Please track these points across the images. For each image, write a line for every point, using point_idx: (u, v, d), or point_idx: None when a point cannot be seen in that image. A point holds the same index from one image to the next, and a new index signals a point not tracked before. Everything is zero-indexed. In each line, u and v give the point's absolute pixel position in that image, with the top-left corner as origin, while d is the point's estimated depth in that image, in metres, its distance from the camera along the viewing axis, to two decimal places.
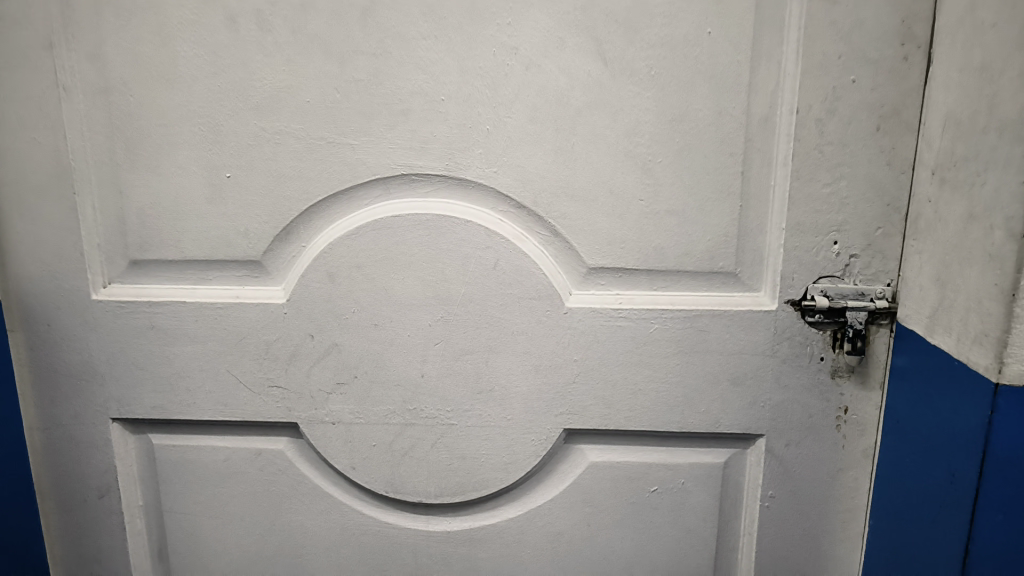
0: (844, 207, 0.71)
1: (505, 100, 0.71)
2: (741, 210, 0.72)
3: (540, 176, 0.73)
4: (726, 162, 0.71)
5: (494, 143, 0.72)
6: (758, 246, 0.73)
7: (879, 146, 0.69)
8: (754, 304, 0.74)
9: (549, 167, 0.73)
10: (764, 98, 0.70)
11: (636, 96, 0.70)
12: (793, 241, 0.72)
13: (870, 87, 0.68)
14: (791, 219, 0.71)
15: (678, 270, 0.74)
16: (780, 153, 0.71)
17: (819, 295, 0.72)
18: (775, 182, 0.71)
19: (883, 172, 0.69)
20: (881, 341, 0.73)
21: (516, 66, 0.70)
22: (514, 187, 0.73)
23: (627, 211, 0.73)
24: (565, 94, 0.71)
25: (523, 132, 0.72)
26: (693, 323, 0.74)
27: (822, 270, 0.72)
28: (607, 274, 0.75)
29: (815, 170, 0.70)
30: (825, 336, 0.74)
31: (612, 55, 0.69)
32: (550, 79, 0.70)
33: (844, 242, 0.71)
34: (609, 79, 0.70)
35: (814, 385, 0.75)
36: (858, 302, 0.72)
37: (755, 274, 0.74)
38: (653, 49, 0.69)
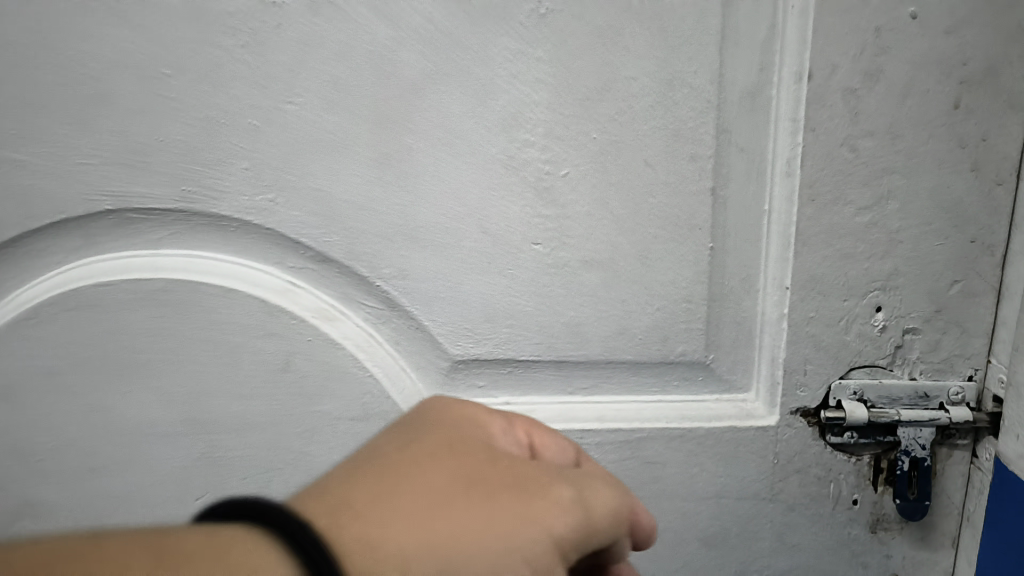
0: (894, 249, 0.40)
1: (281, 71, 0.39)
2: (713, 258, 0.41)
3: (357, 207, 0.41)
4: (685, 173, 0.40)
5: (269, 149, 0.40)
6: (744, 317, 0.42)
7: (958, 138, 0.38)
8: (739, 415, 0.43)
9: (371, 189, 0.41)
10: (749, 55, 0.38)
11: (517, 56, 0.38)
12: (805, 309, 0.41)
13: (945, 29, 0.36)
14: (803, 271, 0.40)
15: (608, 360, 0.43)
16: (780, 155, 0.39)
17: (853, 400, 0.42)
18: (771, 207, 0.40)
19: (966, 184, 0.38)
20: (956, 472, 0.43)
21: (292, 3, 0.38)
22: (310, 227, 0.41)
23: (515, 264, 0.41)
24: (388, 57, 0.39)
25: (318, 129, 0.40)
26: (639, 453, 0.43)
27: (856, 358, 0.42)
28: (488, 370, 0.44)
29: (842, 184, 0.39)
30: (862, 467, 0.43)
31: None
32: (359, 30, 0.38)
33: (895, 309, 0.41)
34: (468, 26, 0.38)
35: (841, 543, 0.45)
36: (920, 412, 0.41)
37: (739, 363, 0.43)
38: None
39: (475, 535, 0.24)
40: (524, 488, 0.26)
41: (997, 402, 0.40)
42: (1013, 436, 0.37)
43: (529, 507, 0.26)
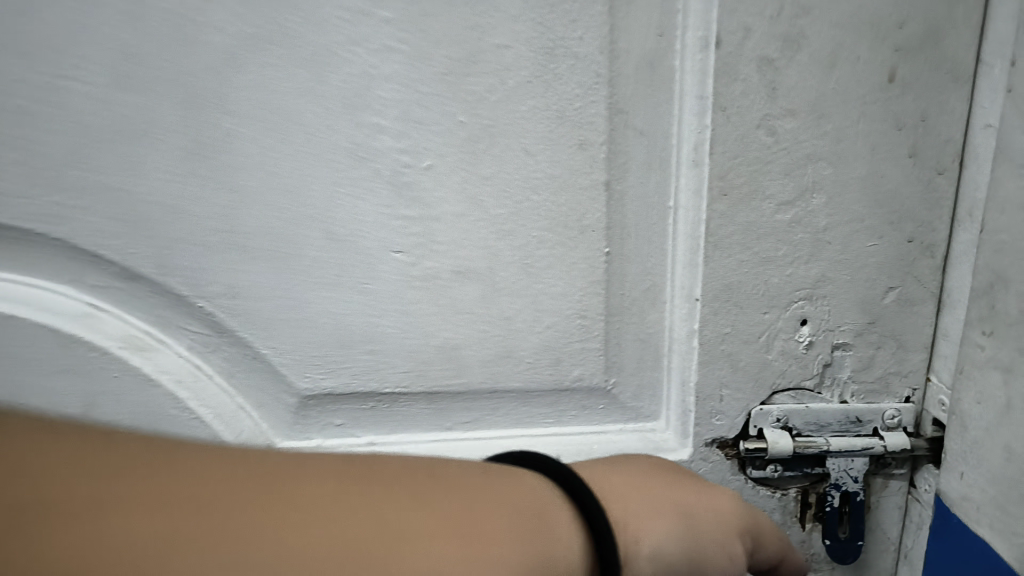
0: (822, 252, 0.33)
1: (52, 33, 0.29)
2: (611, 265, 0.34)
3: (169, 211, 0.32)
4: (573, 163, 0.32)
5: (45, 139, 0.30)
6: (649, 334, 0.36)
7: (892, 118, 0.32)
8: (646, 449, 0.37)
9: (186, 190, 0.32)
10: (645, 17, 0.31)
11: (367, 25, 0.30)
12: (720, 325, 0.34)
13: None
14: (716, 280, 0.33)
15: (491, 390, 0.36)
16: (687, 140, 0.32)
17: (777, 428, 0.36)
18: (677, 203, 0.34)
19: (902, 174, 0.32)
20: (892, 504, 0.37)
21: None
22: (103, 235, 0.32)
23: (372, 279, 0.33)
24: (194, 17, 0.29)
25: (109, 112, 0.30)
26: None
27: (779, 379, 0.35)
28: (347, 406, 0.36)
29: (760, 176, 0.32)
30: (789, 503, 0.37)
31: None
32: None
33: (822, 323, 0.34)
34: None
35: None
36: (852, 440, 0.36)
37: (645, 387, 0.37)
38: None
39: (654, 512, 0.26)
40: (684, 483, 0.29)
41: (936, 428, 0.35)
42: (958, 474, 0.31)
43: (686, 483, 0.29)
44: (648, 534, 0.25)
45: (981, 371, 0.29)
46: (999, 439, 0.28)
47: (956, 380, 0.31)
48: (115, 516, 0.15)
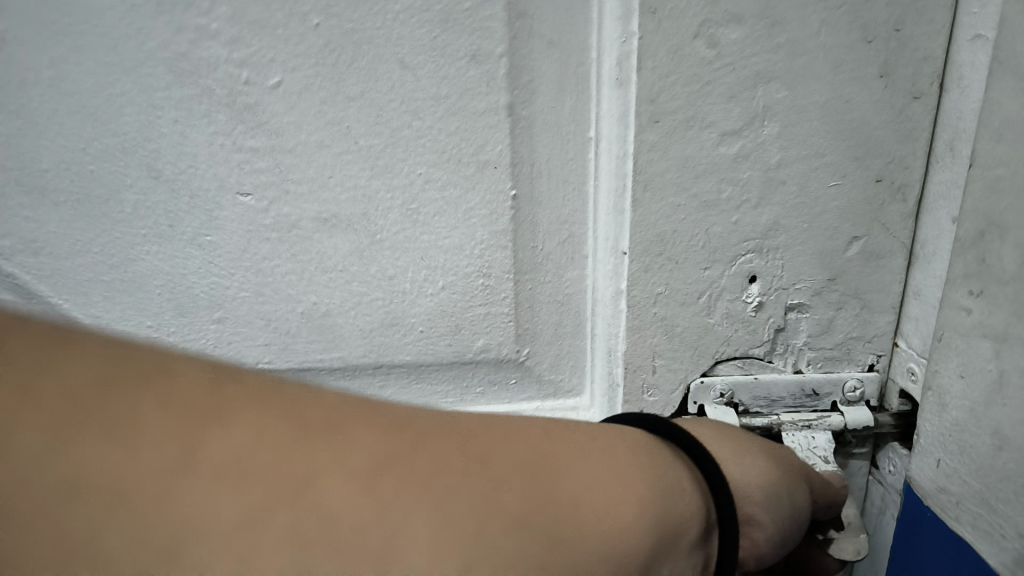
0: (774, 193, 0.27)
1: None
2: (519, 211, 0.28)
3: None
4: (464, 81, 0.26)
5: None
6: (566, 295, 0.30)
7: (861, 27, 0.25)
8: None
9: None
10: None
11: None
12: (651, 284, 0.28)
13: None
14: (645, 229, 0.27)
15: (375, 365, 0.30)
16: (609, 52, 0.26)
17: (721, 405, 0.30)
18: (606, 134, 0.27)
19: (871, 98, 0.26)
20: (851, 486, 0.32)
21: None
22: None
23: (214, 229, 0.27)
24: None
25: None
26: None
27: (723, 348, 0.30)
28: None
29: (698, 99, 0.26)
30: None
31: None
32: None
33: (774, 280, 0.29)
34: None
35: None
36: (807, 416, 0.30)
37: (564, 357, 0.31)
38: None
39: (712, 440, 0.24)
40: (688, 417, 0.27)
41: (905, 400, 0.30)
42: (934, 461, 0.26)
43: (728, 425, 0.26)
44: (735, 466, 0.23)
45: (964, 339, 0.24)
46: (987, 422, 0.23)
47: (931, 350, 0.26)
48: (323, 450, 0.14)
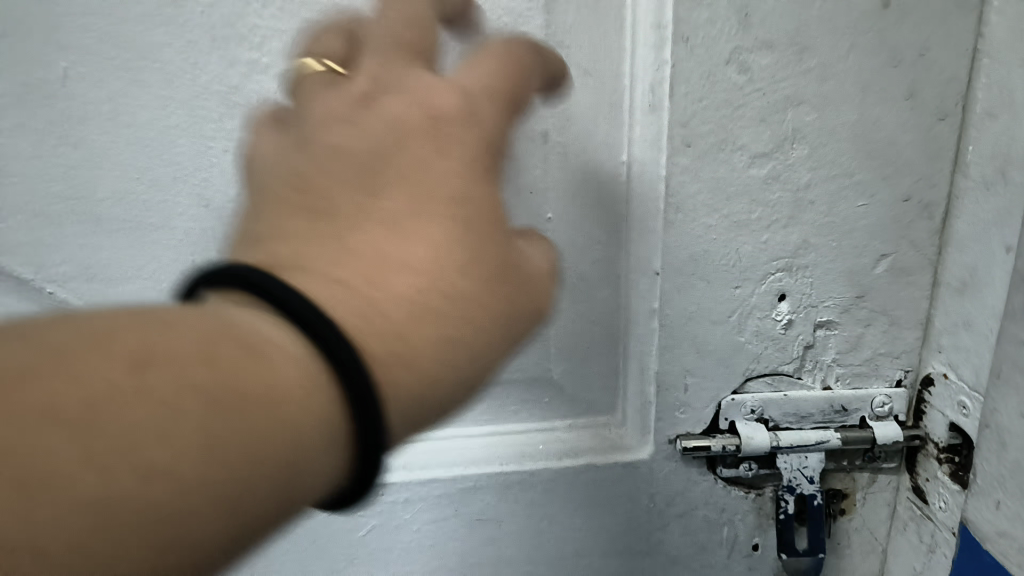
0: (803, 212, 0.28)
1: None
2: (555, 231, 0.29)
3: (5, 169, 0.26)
4: None
5: None
6: (600, 313, 0.30)
7: (888, 52, 0.26)
8: (599, 448, 0.31)
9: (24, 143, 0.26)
10: None
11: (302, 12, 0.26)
12: (684, 302, 0.29)
13: None
14: (678, 248, 0.28)
15: None
16: (642, 79, 0.26)
17: (751, 420, 0.31)
18: (444, 103, 0.23)
19: (898, 119, 0.27)
20: (880, 500, 0.33)
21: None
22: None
23: None
24: None
25: None
26: (462, 509, 0.31)
27: (755, 364, 0.30)
28: None
29: (730, 122, 0.26)
30: (764, 505, 0.33)
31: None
32: None
33: (803, 297, 0.29)
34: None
35: None
36: (836, 432, 0.31)
37: (596, 377, 0.31)
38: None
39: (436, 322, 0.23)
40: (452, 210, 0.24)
41: (955, 433, 0.29)
42: (993, 502, 0.26)
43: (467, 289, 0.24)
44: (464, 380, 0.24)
45: (1012, 367, 0.24)
46: None
47: (989, 387, 0.25)
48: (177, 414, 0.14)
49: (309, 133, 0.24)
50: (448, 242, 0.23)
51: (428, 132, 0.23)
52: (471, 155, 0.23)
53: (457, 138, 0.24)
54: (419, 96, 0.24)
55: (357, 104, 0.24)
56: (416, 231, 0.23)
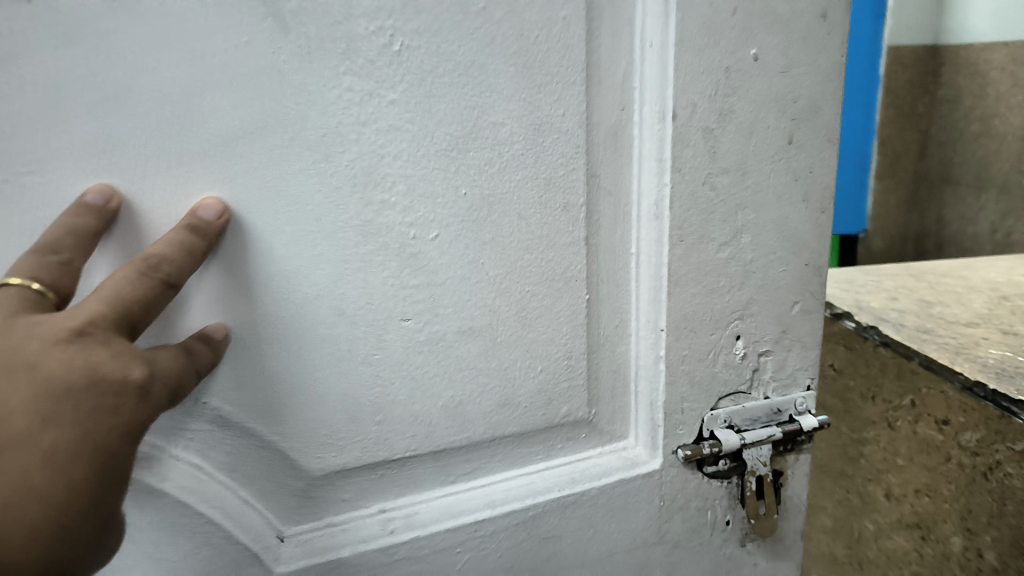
0: (749, 278, 0.41)
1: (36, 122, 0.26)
2: (591, 306, 0.39)
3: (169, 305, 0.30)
4: (558, 224, 0.36)
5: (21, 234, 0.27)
6: (618, 363, 0.40)
7: (792, 171, 0.40)
8: (624, 466, 0.42)
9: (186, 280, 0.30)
10: (613, 94, 0.36)
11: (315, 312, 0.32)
12: (679, 348, 0.40)
13: (779, 68, 0.38)
14: (676, 311, 0.39)
15: (490, 438, 0.38)
16: (647, 196, 0.38)
17: (724, 428, 0.43)
18: (137, 379, 0.27)
19: (799, 214, 0.41)
20: (802, 472, 0.46)
21: (39, 24, 0.25)
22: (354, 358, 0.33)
23: (380, 348, 0.34)
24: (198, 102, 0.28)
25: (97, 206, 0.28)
26: (534, 530, 0.39)
27: (723, 387, 0.42)
28: (357, 478, 0.35)
29: (705, 223, 0.39)
30: (732, 489, 0.45)
31: (106, 189, 0.27)
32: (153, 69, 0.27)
33: (751, 336, 0.42)
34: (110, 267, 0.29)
35: (720, 567, 0.46)
36: (777, 427, 0.44)
37: (617, 413, 0.41)
38: (225, 208, 0.29)
39: None
40: None
41: None
42: None
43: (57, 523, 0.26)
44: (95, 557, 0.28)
45: None
46: None
47: None
48: None
49: (17, 324, 0.26)
50: (36, 468, 0.25)
51: (106, 407, 0.26)
52: (115, 423, 0.26)
53: (122, 414, 0.26)
54: (121, 360, 0.27)
55: (65, 335, 0.26)
56: (16, 450, 0.25)
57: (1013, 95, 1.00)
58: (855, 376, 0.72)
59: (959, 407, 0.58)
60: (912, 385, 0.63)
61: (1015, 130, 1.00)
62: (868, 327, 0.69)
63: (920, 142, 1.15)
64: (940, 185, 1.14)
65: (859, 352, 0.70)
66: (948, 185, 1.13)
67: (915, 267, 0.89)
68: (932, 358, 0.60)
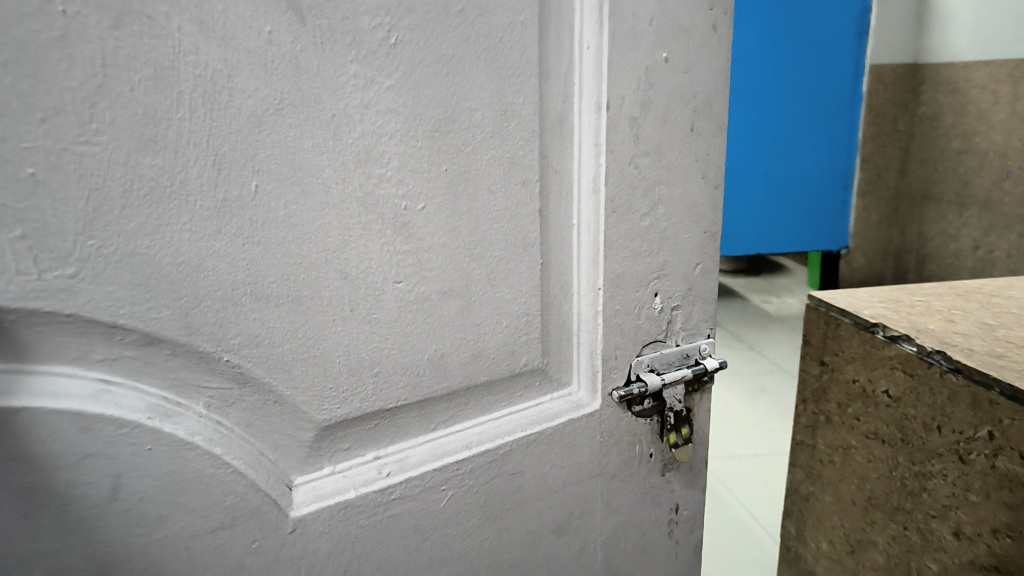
0: (664, 243, 0.49)
1: (87, 98, 0.27)
2: (544, 269, 0.45)
3: (200, 268, 0.32)
4: (519, 197, 0.42)
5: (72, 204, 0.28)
6: (565, 319, 0.47)
7: (694, 153, 0.49)
8: (571, 408, 0.48)
9: (214, 244, 0.32)
10: (557, 87, 0.43)
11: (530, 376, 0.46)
12: (614, 304, 0.48)
13: (683, 68, 0.46)
14: (610, 272, 0.47)
15: (466, 387, 0.43)
16: (586, 175, 0.45)
17: (648, 371, 0.51)
18: None
19: (699, 188, 0.50)
20: (704, 407, 0.56)
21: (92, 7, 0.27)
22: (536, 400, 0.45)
23: (376, 307, 0.38)
24: (231, 82, 0.31)
25: (141, 176, 0.29)
26: (502, 468, 0.45)
27: (646, 337, 0.51)
28: (356, 428, 0.39)
29: (632, 197, 0.47)
30: (653, 424, 0.53)
31: None
32: (191, 50, 0.30)
33: (666, 292, 0.51)
34: None
35: (645, 493, 0.54)
36: (687, 369, 0.53)
37: (564, 362, 0.48)
38: None
39: None
40: None
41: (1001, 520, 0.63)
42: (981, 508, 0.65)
43: None
44: None
45: None
46: None
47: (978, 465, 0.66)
48: None
49: None
50: None
51: None
52: None
53: None
54: None
55: None
56: None
57: (990, 114, 1.74)
58: (918, 407, 0.73)
59: (970, 400, 0.66)
60: (944, 389, 0.69)
61: (997, 146, 1.72)
62: (875, 325, 0.79)
63: (900, 160, 2.05)
64: (921, 201, 2.01)
65: (877, 354, 0.79)
66: (928, 202, 1.98)
67: (959, 287, 0.91)
68: (1015, 388, 0.61)
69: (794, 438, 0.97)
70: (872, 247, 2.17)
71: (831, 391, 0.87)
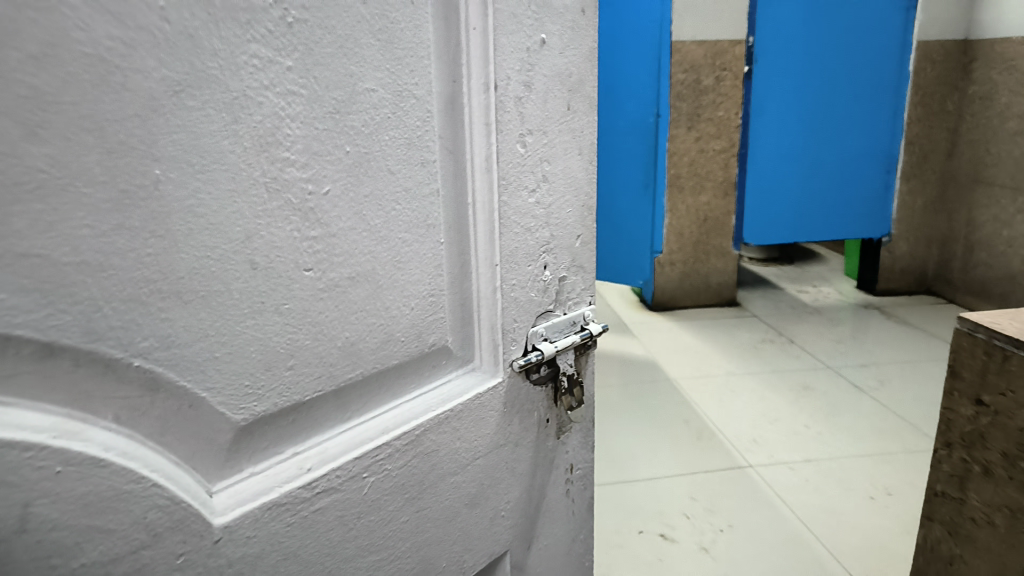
0: (550, 218, 0.52)
1: None
2: (445, 249, 0.46)
3: (102, 268, 0.29)
4: (418, 177, 0.42)
5: None
6: (465, 297, 0.48)
7: (571, 131, 0.52)
8: (477, 383, 0.50)
9: (117, 240, 0.29)
10: (448, 68, 0.43)
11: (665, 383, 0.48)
12: (510, 279, 0.50)
13: (560, 50, 0.49)
14: (505, 248, 0.49)
15: (378, 372, 0.43)
16: (479, 153, 0.46)
17: (542, 341, 0.54)
18: None
19: (577, 164, 0.53)
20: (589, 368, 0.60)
21: None
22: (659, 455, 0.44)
23: (288, 297, 0.37)
24: (126, 62, 0.28)
25: (29, 167, 0.26)
26: (419, 448, 0.45)
27: (539, 308, 0.53)
28: (274, 427, 0.38)
29: (521, 174, 0.48)
30: (547, 391, 0.56)
31: None
32: (80, 26, 0.27)
33: (554, 264, 0.53)
34: None
35: (545, 457, 0.57)
36: (574, 335, 0.57)
37: (466, 339, 0.49)
38: None
39: None
40: None
41: None
42: None
43: None
44: None
45: None
46: None
47: None
48: None
49: None
50: None
51: None
52: None
53: None
54: None
55: None
56: None
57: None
58: None
59: None
60: None
61: None
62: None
63: (951, 140, 2.44)
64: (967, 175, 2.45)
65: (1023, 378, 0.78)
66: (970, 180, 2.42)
67: None
68: None
69: (937, 488, 0.93)
70: (911, 234, 2.53)
71: (993, 438, 0.83)
